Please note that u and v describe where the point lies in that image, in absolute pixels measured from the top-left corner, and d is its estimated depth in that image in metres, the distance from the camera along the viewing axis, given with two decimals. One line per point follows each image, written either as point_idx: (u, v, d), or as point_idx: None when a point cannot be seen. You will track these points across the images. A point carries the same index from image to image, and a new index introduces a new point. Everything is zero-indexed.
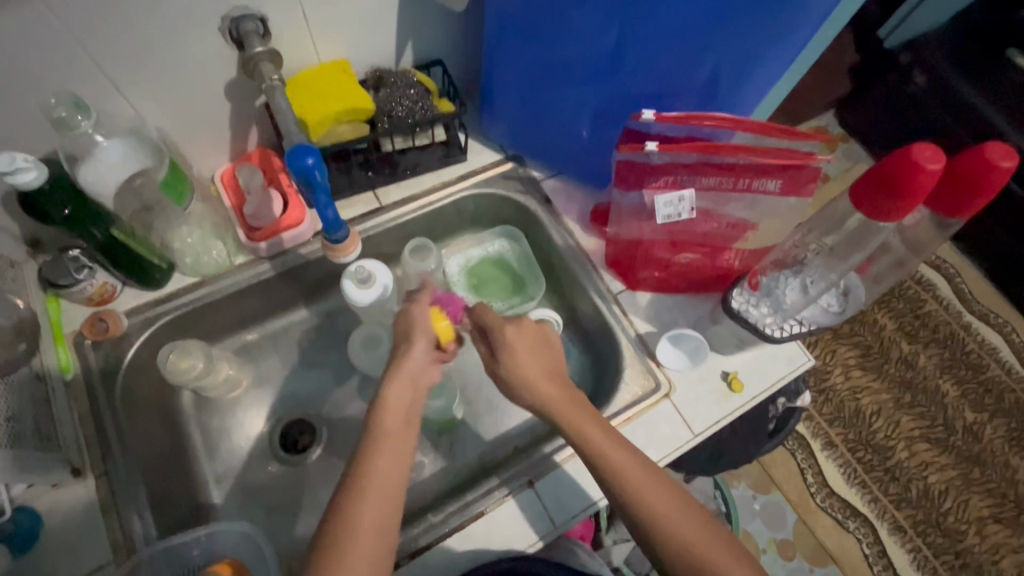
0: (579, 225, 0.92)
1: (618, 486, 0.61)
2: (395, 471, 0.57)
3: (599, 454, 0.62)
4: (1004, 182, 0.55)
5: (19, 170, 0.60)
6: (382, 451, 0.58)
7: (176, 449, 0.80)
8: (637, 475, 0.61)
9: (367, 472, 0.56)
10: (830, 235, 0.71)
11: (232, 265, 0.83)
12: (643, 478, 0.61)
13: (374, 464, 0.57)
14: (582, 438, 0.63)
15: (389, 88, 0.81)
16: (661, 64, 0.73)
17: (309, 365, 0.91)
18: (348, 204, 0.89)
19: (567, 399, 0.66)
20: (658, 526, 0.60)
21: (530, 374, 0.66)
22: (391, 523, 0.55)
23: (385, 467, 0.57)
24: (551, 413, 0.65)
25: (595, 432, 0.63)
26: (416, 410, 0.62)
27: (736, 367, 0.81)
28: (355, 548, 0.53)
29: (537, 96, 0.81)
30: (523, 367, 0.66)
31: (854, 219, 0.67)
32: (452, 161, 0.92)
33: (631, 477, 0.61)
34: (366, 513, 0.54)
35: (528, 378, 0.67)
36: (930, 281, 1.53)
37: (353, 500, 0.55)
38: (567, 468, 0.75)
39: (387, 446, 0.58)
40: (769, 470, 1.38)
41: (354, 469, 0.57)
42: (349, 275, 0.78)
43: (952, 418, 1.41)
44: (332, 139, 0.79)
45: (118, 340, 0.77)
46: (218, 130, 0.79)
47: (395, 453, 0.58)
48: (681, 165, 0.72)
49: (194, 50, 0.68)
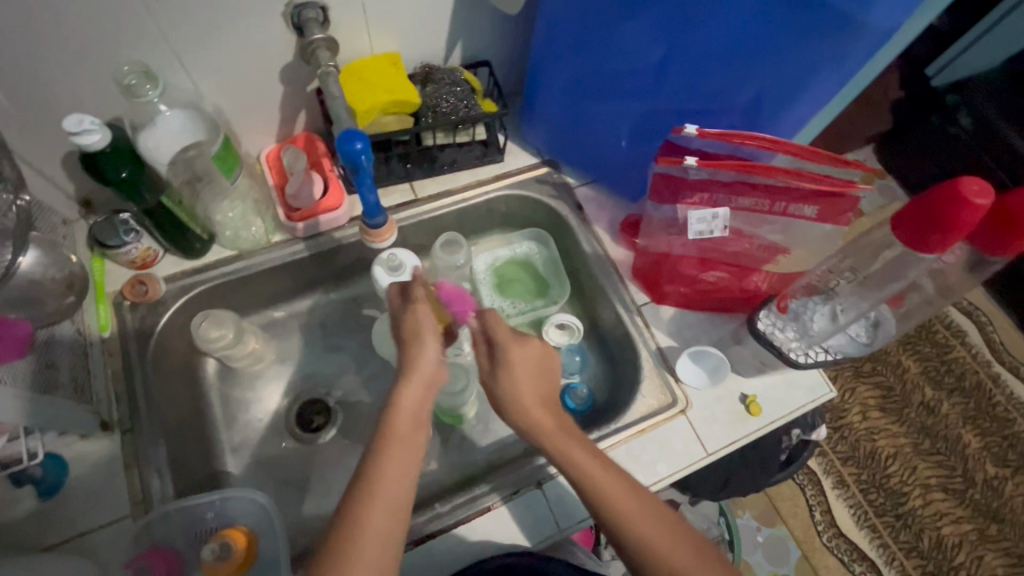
0: (609, 234, 0.92)
1: (607, 513, 0.59)
2: (406, 471, 0.58)
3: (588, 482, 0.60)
4: None
5: (85, 132, 0.63)
6: (396, 452, 0.58)
7: (197, 415, 0.83)
8: (618, 486, 0.60)
9: (379, 472, 0.57)
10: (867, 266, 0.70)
11: (268, 243, 0.85)
12: (640, 506, 0.59)
13: (386, 465, 0.57)
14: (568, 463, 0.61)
15: (436, 84, 0.83)
16: (707, 84, 0.73)
17: (331, 348, 0.93)
18: (384, 193, 0.91)
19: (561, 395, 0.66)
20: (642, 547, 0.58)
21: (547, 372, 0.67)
22: (398, 528, 0.56)
23: (394, 472, 0.57)
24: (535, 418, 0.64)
25: (584, 457, 0.61)
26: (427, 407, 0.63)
27: (754, 390, 0.80)
28: (361, 548, 0.53)
29: (579, 103, 0.83)
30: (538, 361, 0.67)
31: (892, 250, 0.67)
32: (489, 160, 0.94)
33: (627, 511, 0.59)
34: (374, 513, 0.55)
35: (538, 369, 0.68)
36: (960, 327, 1.50)
37: (365, 493, 0.56)
38: (566, 477, 0.74)
39: (398, 449, 0.58)
40: (776, 502, 1.36)
41: (364, 469, 0.57)
42: (381, 262, 0.79)
43: (972, 470, 1.37)
44: (377, 128, 0.81)
45: (154, 303, 0.80)
46: (268, 111, 0.82)
47: (407, 454, 0.59)
48: (718, 183, 0.72)
49: (256, 33, 0.71)
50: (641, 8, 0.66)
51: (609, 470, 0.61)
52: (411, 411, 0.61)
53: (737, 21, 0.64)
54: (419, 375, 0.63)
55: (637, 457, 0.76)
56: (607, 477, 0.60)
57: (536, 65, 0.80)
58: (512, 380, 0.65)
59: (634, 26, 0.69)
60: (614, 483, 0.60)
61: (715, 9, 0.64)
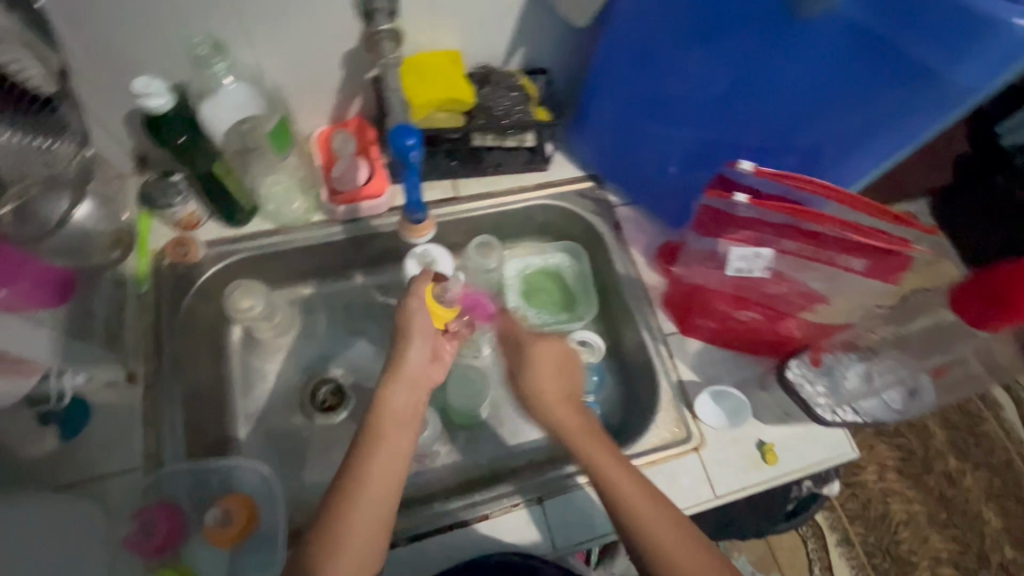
0: (644, 257, 0.91)
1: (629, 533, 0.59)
2: (395, 465, 0.59)
3: (614, 495, 0.61)
4: None
5: (150, 95, 0.65)
6: (387, 449, 0.60)
7: (215, 379, 0.84)
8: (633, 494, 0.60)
9: (365, 469, 0.58)
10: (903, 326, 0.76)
11: (307, 221, 0.86)
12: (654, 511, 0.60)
13: (377, 462, 0.59)
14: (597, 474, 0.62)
15: (492, 86, 0.83)
16: (766, 119, 0.71)
17: (352, 332, 0.94)
18: (426, 187, 0.91)
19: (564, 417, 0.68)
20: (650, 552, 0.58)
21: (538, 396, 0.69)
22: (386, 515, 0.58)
23: (382, 470, 0.58)
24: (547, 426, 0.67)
25: (615, 470, 0.62)
26: (413, 412, 0.64)
27: (773, 439, 0.77)
28: (342, 538, 0.55)
29: (631, 124, 0.82)
30: (539, 373, 0.69)
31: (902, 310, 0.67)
32: (534, 167, 0.93)
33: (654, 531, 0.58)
34: (366, 507, 0.57)
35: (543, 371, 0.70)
36: (996, 399, 1.42)
37: (356, 487, 0.57)
38: (581, 493, 0.74)
39: (387, 446, 0.60)
40: (774, 550, 1.32)
41: (351, 466, 0.59)
42: (414, 256, 0.81)
43: (987, 550, 1.30)
44: (428, 123, 0.83)
45: (191, 266, 0.82)
46: (324, 92, 0.83)
47: (394, 451, 0.60)
48: (765, 223, 0.71)
49: (325, 16, 0.72)
50: (707, 36, 0.65)
51: (636, 489, 0.61)
52: (398, 412, 0.63)
53: (805, 59, 0.63)
54: (407, 377, 0.65)
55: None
56: (632, 493, 0.60)
57: (594, 80, 0.80)
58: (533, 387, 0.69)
59: (699, 54, 0.68)
60: (641, 502, 0.60)
61: (786, 45, 0.62)
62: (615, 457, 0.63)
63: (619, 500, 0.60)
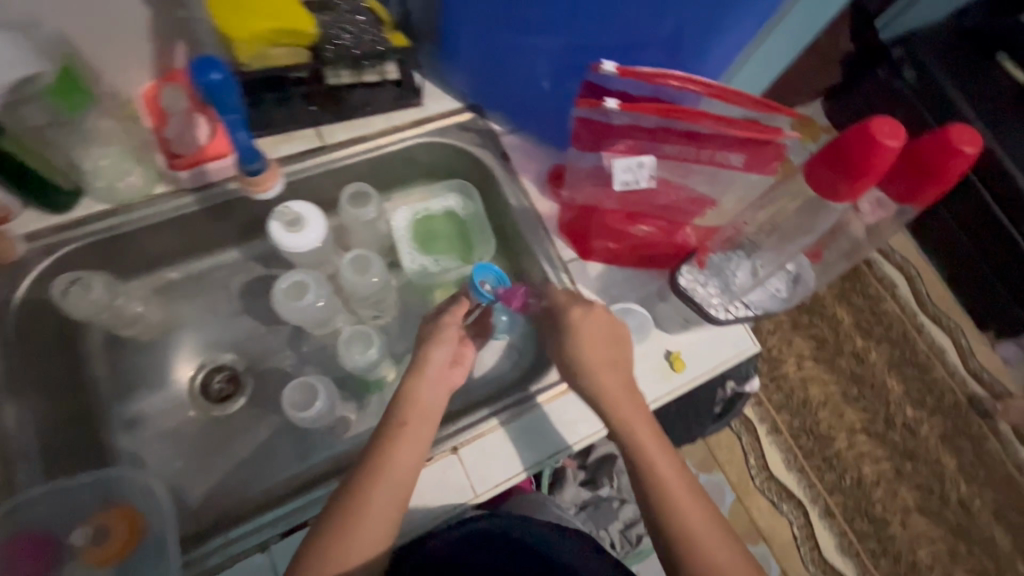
0: (535, 185, 0.86)
1: (672, 536, 0.60)
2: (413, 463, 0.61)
3: (668, 497, 0.61)
4: (890, 163, 0.48)
5: None
6: (369, 474, 0.59)
7: (79, 386, 0.75)
8: (639, 424, 0.64)
9: (393, 458, 0.60)
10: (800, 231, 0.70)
11: (150, 195, 0.75)
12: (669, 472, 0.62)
13: (392, 462, 0.60)
14: (647, 465, 0.63)
15: (335, 12, 0.73)
16: (625, 11, 0.65)
17: (238, 313, 0.86)
18: (286, 139, 0.81)
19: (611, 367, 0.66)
20: (660, 491, 0.61)
21: (598, 358, 0.66)
22: None
23: (398, 483, 0.59)
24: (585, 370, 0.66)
25: (664, 464, 0.63)
26: None
27: (680, 347, 0.78)
28: None
29: (497, 40, 0.73)
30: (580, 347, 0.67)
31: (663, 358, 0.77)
32: (405, 105, 0.84)
33: (704, 549, 0.59)
34: (374, 504, 0.58)
35: (593, 334, 0.67)
36: (890, 280, 1.52)
37: None
38: (512, 427, 0.72)
39: (406, 450, 0.61)
40: (712, 450, 1.40)
41: None
42: (276, 216, 0.71)
43: (892, 412, 1.43)
44: (264, 63, 0.72)
45: (14, 265, 0.69)
46: (132, 42, 0.69)
47: (418, 433, 0.62)
48: (641, 129, 0.67)
49: None
50: None
51: (690, 501, 0.61)
52: None
53: None
54: None
55: (554, 418, 0.74)
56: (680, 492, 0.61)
57: None
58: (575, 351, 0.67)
59: None
60: (642, 431, 0.64)
61: None
62: (673, 464, 0.64)
63: (667, 500, 0.61)
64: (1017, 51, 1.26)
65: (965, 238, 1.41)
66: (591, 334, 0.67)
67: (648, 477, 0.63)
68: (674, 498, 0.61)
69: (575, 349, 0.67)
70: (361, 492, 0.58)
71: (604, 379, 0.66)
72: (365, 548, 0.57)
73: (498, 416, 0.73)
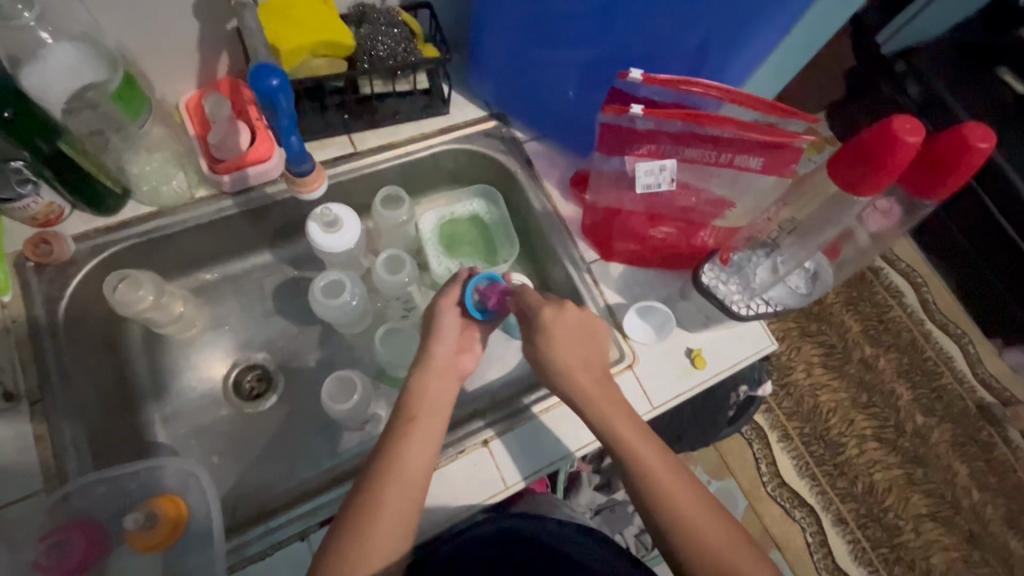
0: (558, 190, 0.89)
1: (674, 529, 0.61)
2: (422, 467, 0.60)
3: (667, 493, 0.62)
4: (910, 160, 0.51)
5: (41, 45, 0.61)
6: (371, 490, 0.58)
7: (121, 381, 0.78)
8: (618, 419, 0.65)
9: (400, 458, 0.60)
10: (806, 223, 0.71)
11: (192, 199, 0.78)
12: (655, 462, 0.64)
13: (396, 472, 0.59)
14: (641, 463, 0.63)
15: (372, 25, 0.77)
16: (650, 22, 0.69)
17: (270, 314, 0.89)
18: (320, 146, 0.84)
19: (585, 366, 0.67)
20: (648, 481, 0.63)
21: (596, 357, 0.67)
22: None
23: (403, 492, 0.58)
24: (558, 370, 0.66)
25: (656, 461, 0.64)
26: None
27: (700, 344, 0.81)
28: None
29: (525, 51, 0.77)
30: (552, 347, 0.66)
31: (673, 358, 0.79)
32: (433, 113, 0.88)
33: (707, 537, 0.60)
34: (382, 516, 0.57)
35: (564, 332, 0.66)
36: (898, 288, 1.54)
37: None
38: (535, 423, 0.74)
39: (408, 463, 0.60)
40: (724, 455, 1.42)
41: None
42: (314, 218, 0.75)
43: (903, 419, 1.44)
44: (307, 73, 0.75)
45: (64, 264, 0.72)
46: (182, 53, 0.74)
47: (417, 442, 0.61)
48: (664, 133, 0.70)
49: None
50: None
51: (688, 493, 0.63)
52: None
53: None
54: None
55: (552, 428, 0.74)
56: (674, 487, 0.63)
57: None
58: (548, 352, 0.66)
59: None
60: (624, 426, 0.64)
61: None
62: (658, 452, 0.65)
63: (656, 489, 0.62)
64: (1015, 63, 1.28)
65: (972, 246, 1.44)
66: (561, 332, 0.66)
67: (640, 478, 0.63)
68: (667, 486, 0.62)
69: (548, 353, 0.66)
70: (364, 507, 0.57)
71: (579, 376, 0.66)
72: (382, 547, 0.56)
73: (494, 427, 0.73)
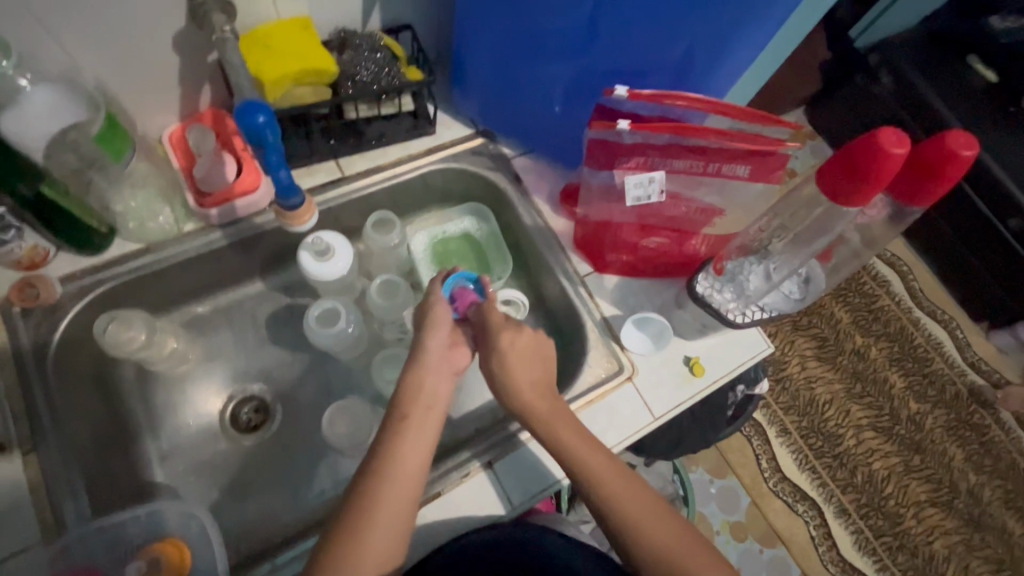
0: (548, 204, 0.90)
1: (636, 543, 0.61)
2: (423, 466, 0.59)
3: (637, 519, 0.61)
4: (897, 171, 0.52)
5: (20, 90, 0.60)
6: (356, 524, 0.55)
7: (116, 421, 0.76)
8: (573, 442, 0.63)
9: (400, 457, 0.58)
10: (795, 224, 0.71)
11: (180, 233, 0.77)
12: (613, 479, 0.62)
13: (387, 511, 0.56)
14: (598, 487, 0.62)
15: (354, 50, 0.76)
16: (633, 37, 0.70)
17: (264, 342, 0.88)
18: (307, 172, 0.84)
19: (554, 395, 0.66)
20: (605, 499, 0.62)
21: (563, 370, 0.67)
22: None
23: (393, 530, 0.56)
24: (535, 397, 0.65)
25: (625, 485, 0.62)
26: None
27: (698, 352, 0.81)
28: None
29: (508, 69, 0.77)
30: (517, 372, 0.64)
31: (668, 370, 0.80)
32: (419, 133, 0.88)
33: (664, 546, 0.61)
34: (368, 559, 0.54)
35: (522, 353, 0.65)
36: (884, 277, 1.57)
37: None
38: (534, 445, 0.73)
39: (402, 472, 0.57)
40: (726, 455, 1.42)
41: None
42: (306, 246, 0.74)
43: (898, 408, 1.46)
44: (291, 101, 0.74)
45: (52, 307, 0.71)
46: (163, 87, 0.73)
47: (408, 473, 0.58)
48: (652, 146, 0.71)
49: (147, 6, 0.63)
50: None
51: (645, 504, 0.63)
52: None
53: None
54: None
55: (545, 452, 0.73)
56: (633, 503, 0.62)
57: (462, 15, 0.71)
58: (514, 375, 0.65)
59: None
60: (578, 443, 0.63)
61: None
62: (622, 470, 0.64)
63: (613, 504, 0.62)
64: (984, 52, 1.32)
65: (954, 236, 1.46)
66: (521, 352, 0.65)
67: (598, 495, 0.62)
68: (621, 502, 0.62)
69: (537, 374, 0.65)
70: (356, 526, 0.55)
71: (553, 397, 0.65)
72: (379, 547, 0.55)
73: (488, 455, 0.72)
